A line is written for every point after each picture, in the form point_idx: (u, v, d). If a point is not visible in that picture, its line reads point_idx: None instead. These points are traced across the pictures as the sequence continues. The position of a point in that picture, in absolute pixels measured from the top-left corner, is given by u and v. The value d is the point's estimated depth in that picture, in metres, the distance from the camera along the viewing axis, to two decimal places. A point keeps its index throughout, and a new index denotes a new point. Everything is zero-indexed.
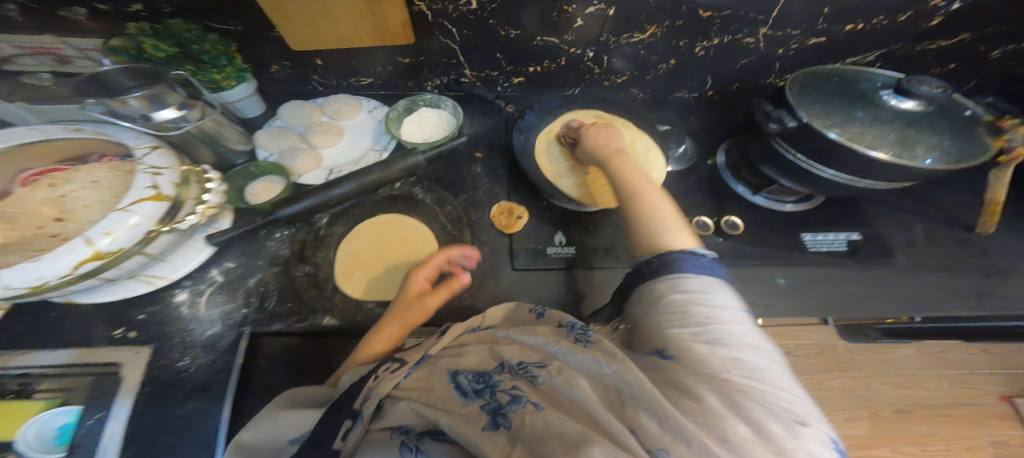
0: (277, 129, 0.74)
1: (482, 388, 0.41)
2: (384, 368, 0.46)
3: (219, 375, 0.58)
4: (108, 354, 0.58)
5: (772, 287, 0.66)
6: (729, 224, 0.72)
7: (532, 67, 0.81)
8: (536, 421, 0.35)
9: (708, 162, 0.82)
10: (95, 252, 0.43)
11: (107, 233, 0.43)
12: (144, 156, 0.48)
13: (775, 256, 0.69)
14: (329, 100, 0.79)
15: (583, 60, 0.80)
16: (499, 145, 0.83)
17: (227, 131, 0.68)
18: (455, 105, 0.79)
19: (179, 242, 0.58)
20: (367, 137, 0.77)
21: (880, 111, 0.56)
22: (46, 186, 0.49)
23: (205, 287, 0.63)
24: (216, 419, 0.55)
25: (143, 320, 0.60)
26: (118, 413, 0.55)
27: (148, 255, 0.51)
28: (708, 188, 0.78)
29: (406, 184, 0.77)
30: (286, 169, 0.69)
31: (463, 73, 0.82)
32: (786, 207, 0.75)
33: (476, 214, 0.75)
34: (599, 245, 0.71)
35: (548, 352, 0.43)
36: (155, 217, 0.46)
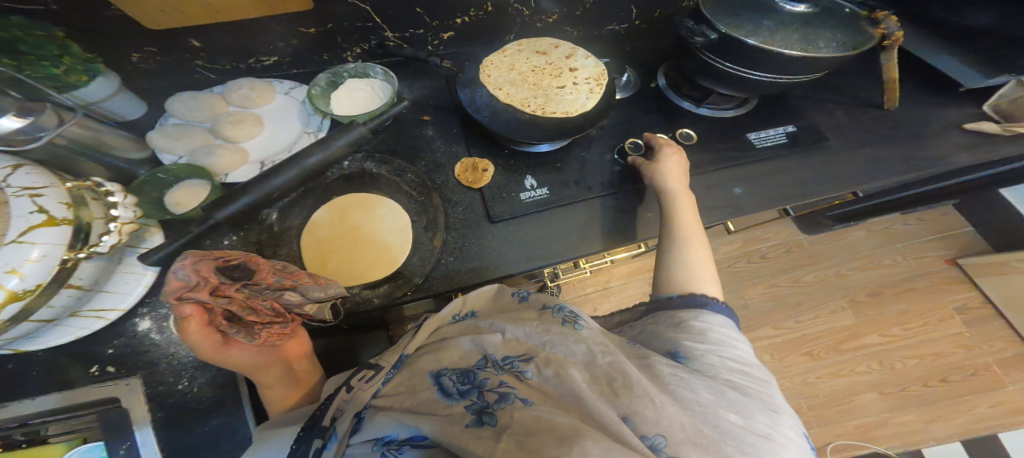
0: (174, 127, 0.69)
1: (468, 388, 0.39)
2: (358, 379, 0.48)
3: (226, 387, 0.60)
4: (97, 392, 0.58)
5: (737, 192, 0.67)
6: (683, 135, 0.71)
7: (459, 18, 0.75)
8: (526, 417, 0.33)
9: (651, 86, 0.79)
10: (9, 293, 0.40)
11: (13, 271, 0.40)
12: (7, 178, 0.43)
13: (733, 162, 0.69)
14: (231, 87, 0.73)
15: (510, 3, 0.74)
16: (446, 105, 0.79)
17: (109, 140, 0.63)
18: (384, 70, 0.76)
19: (108, 268, 0.56)
20: (294, 121, 0.73)
21: (777, 16, 0.53)
22: None
23: (166, 310, 0.62)
24: (244, 428, 0.59)
25: (114, 353, 0.59)
26: (147, 440, 0.57)
27: (78, 288, 0.51)
28: (653, 110, 0.77)
29: (355, 160, 0.73)
30: (206, 170, 0.65)
31: (384, 36, 0.76)
32: (726, 114, 0.74)
33: (441, 177, 0.72)
34: (566, 178, 0.71)
35: (538, 343, 0.42)
36: (61, 244, 0.44)
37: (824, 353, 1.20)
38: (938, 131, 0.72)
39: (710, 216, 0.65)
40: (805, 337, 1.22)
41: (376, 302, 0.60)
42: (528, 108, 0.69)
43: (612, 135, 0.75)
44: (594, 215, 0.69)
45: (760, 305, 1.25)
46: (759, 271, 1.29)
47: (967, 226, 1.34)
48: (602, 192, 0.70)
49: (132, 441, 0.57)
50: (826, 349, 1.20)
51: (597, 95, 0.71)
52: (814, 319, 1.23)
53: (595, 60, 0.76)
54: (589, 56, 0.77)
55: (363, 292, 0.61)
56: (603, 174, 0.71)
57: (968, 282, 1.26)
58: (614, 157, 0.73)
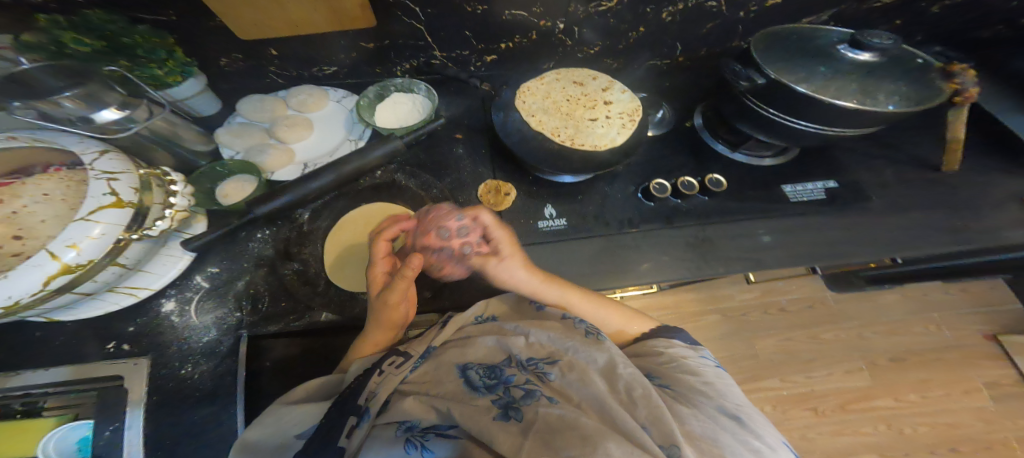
0: (239, 125, 0.74)
1: (494, 384, 0.48)
2: (390, 362, 0.50)
3: (225, 377, 0.60)
4: (106, 368, 0.59)
5: (759, 242, 0.68)
6: (712, 182, 0.71)
7: (503, 43, 0.79)
8: (550, 415, 0.43)
9: (686, 125, 0.81)
10: (63, 265, 0.43)
11: (72, 245, 0.43)
12: (93, 163, 0.48)
13: (752, 212, 0.70)
14: (292, 92, 0.78)
15: (554, 32, 0.78)
16: (477, 125, 0.82)
17: (182, 131, 0.70)
18: (427, 88, 0.79)
19: (152, 251, 0.58)
20: (339, 127, 0.78)
21: (838, 64, 0.55)
22: None
23: (191, 294, 0.64)
24: (231, 422, 0.58)
25: (133, 332, 0.61)
26: (135, 423, 0.57)
27: (123, 266, 0.53)
28: (686, 151, 0.78)
29: (387, 171, 0.77)
30: (257, 167, 0.69)
31: (433, 55, 0.80)
32: (765, 162, 0.75)
33: (463, 196, 0.74)
34: (583, 212, 0.72)
35: (560, 349, 0.52)
36: (119, 224, 0.46)
37: (831, 410, 1.16)
38: (979, 200, 0.71)
39: (733, 266, 0.66)
40: (815, 392, 1.18)
41: None
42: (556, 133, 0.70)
43: (642, 172, 0.76)
44: (609, 252, 0.68)
45: (770, 355, 1.23)
46: (776, 322, 1.27)
47: (1006, 303, 1.28)
48: (620, 228, 0.70)
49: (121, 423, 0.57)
50: (833, 407, 1.17)
51: (630, 131, 0.72)
52: (828, 376, 1.19)
53: (632, 95, 0.78)
54: (627, 90, 0.79)
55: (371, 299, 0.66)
56: (627, 209, 0.72)
57: (1006, 360, 1.21)
58: (638, 195, 0.73)
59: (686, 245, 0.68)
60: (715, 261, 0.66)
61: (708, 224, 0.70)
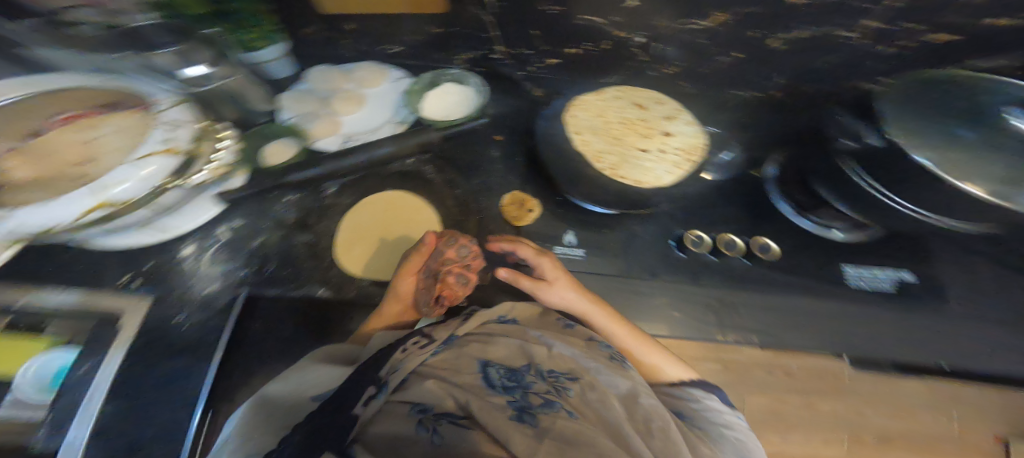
0: (300, 91, 0.73)
1: (512, 386, 0.48)
2: (413, 341, 0.53)
3: (209, 335, 0.59)
4: (113, 298, 0.58)
5: (785, 315, 0.69)
6: (761, 248, 0.70)
7: (572, 48, 0.77)
8: (566, 427, 0.43)
9: (752, 173, 0.77)
10: (102, 201, 0.42)
11: (114, 183, 0.42)
12: (163, 111, 0.49)
13: (768, 281, 0.69)
14: (355, 66, 0.76)
15: (629, 45, 0.77)
16: (521, 129, 0.79)
17: (249, 92, 0.68)
18: (481, 83, 0.77)
19: (187, 197, 0.56)
20: (387, 107, 0.74)
21: (997, 132, 0.50)
22: (80, 129, 0.47)
23: (211, 241, 0.64)
24: (198, 381, 0.57)
25: (149, 270, 0.60)
26: (110, 362, 0.56)
27: (153, 209, 0.50)
28: (740, 199, 0.75)
29: (418, 160, 0.75)
30: (303, 132, 0.68)
31: (495, 48, 0.79)
32: (831, 234, 0.71)
33: (484, 203, 0.74)
34: (607, 245, 0.71)
35: (584, 366, 0.51)
36: (165, 171, 0.45)
37: None
38: None
39: (744, 332, 0.69)
40: None
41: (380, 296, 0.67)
42: (606, 151, 0.66)
43: (686, 214, 0.73)
44: (624, 296, 0.69)
45: None
46: None
47: None
48: (641, 274, 0.70)
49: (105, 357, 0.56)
50: None
51: (682, 172, 0.66)
52: None
53: (697, 130, 0.71)
54: (693, 123, 0.72)
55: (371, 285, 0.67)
56: (653, 255, 0.71)
57: None
58: (671, 242, 0.71)
59: (707, 305, 0.69)
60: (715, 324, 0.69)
61: (739, 289, 0.69)
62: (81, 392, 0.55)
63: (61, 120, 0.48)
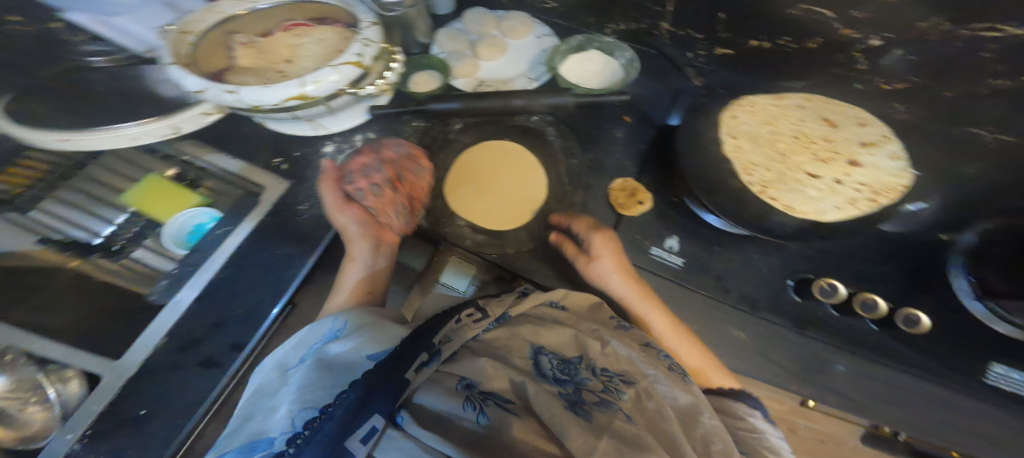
0: (456, 31, 0.87)
1: (565, 379, 0.48)
2: (467, 313, 0.51)
3: (319, 230, 0.68)
4: (259, 175, 0.70)
5: (900, 400, 0.58)
6: (908, 319, 0.58)
7: (757, 41, 0.69)
8: (621, 429, 0.43)
9: (939, 237, 0.63)
10: (304, 92, 0.58)
11: (316, 82, 0.59)
12: (364, 28, 0.65)
13: (888, 363, 0.59)
14: (508, 16, 0.87)
15: (854, 48, 0.62)
16: (651, 113, 0.77)
17: (418, 23, 0.83)
18: (629, 58, 0.78)
19: (350, 104, 0.69)
20: (524, 62, 0.85)
21: None
22: (293, 36, 0.71)
23: (348, 146, 0.75)
24: (298, 268, 0.66)
25: (297, 157, 0.72)
26: (238, 233, 0.66)
27: (329, 107, 0.66)
28: (892, 258, 0.64)
29: (542, 120, 0.76)
30: (447, 69, 0.81)
31: (658, 25, 0.78)
32: (1000, 328, 0.58)
33: (595, 179, 0.73)
34: (709, 264, 0.66)
35: (641, 371, 0.51)
36: (349, 78, 0.61)
37: None
38: None
39: (837, 400, 0.59)
40: None
41: (468, 241, 0.67)
42: (760, 164, 0.58)
43: (814, 255, 0.64)
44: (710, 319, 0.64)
45: None
46: None
47: None
48: (735, 304, 0.64)
49: (232, 228, 0.67)
50: None
51: (856, 212, 0.54)
52: None
53: (902, 169, 0.56)
54: (899, 159, 0.57)
55: (464, 229, 0.69)
56: (756, 290, 0.64)
57: None
58: (788, 282, 0.63)
59: (799, 358, 0.61)
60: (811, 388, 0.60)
61: (851, 353, 0.60)
62: (211, 249, 0.66)
63: (285, 27, 0.72)
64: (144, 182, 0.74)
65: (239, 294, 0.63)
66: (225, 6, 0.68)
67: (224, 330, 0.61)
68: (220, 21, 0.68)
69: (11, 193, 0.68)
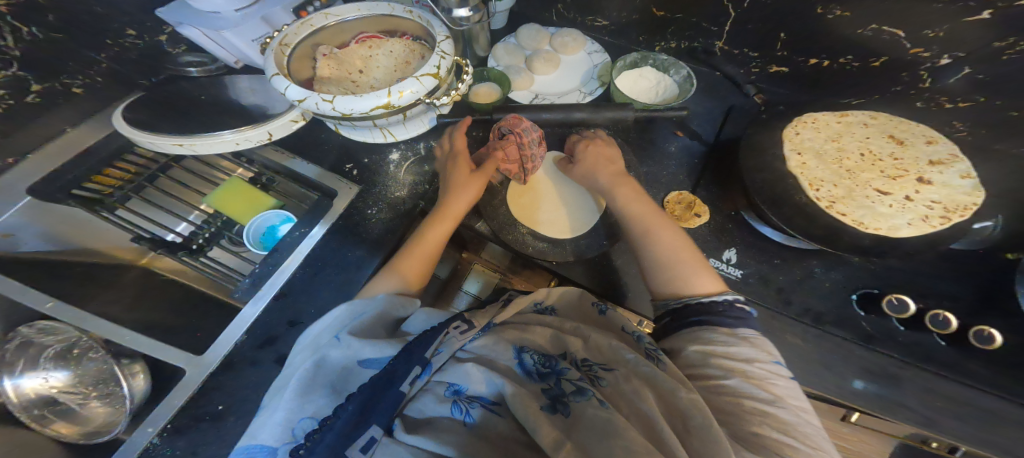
0: (513, 46, 0.92)
1: (547, 373, 0.44)
2: (454, 327, 0.46)
3: (389, 232, 0.70)
4: (333, 181, 0.73)
5: (980, 422, 0.56)
6: (978, 336, 0.58)
7: (817, 59, 0.74)
8: (598, 416, 0.39)
9: (1006, 256, 0.63)
10: (389, 102, 0.62)
11: (400, 92, 0.63)
12: (440, 42, 0.69)
13: (962, 380, 0.58)
14: (561, 33, 0.91)
15: (920, 67, 0.66)
16: (704, 129, 0.80)
17: (479, 38, 0.88)
18: (683, 74, 0.80)
19: (421, 113, 0.73)
20: (577, 78, 0.89)
21: None
22: (366, 47, 0.76)
23: (413, 154, 0.78)
24: (367, 273, 0.66)
25: (365, 164, 0.76)
26: (315, 235, 0.68)
27: (404, 116, 0.70)
28: (956, 276, 0.64)
29: (599, 133, 0.79)
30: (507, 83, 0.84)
31: (712, 43, 0.82)
32: None
33: (651, 192, 0.75)
34: (769, 276, 0.67)
35: (620, 356, 0.48)
36: (428, 89, 0.65)
37: None
38: None
39: (911, 419, 0.58)
40: None
41: (531, 249, 0.69)
42: (826, 178, 0.61)
43: (873, 270, 0.66)
44: (778, 332, 0.63)
45: None
46: None
47: None
48: (800, 315, 0.64)
49: (309, 231, 0.68)
50: None
51: (929, 227, 0.55)
52: None
53: (975, 186, 0.58)
54: (970, 177, 0.59)
55: (528, 237, 0.70)
56: (819, 303, 0.65)
57: None
58: (852, 296, 0.64)
59: (868, 372, 0.61)
60: (881, 402, 0.59)
61: (919, 369, 0.60)
62: (286, 251, 0.66)
63: (359, 38, 0.77)
64: (227, 185, 0.76)
65: (308, 293, 0.64)
66: (316, 21, 0.73)
67: (299, 328, 0.62)
68: (310, 35, 0.73)
69: (105, 192, 0.72)
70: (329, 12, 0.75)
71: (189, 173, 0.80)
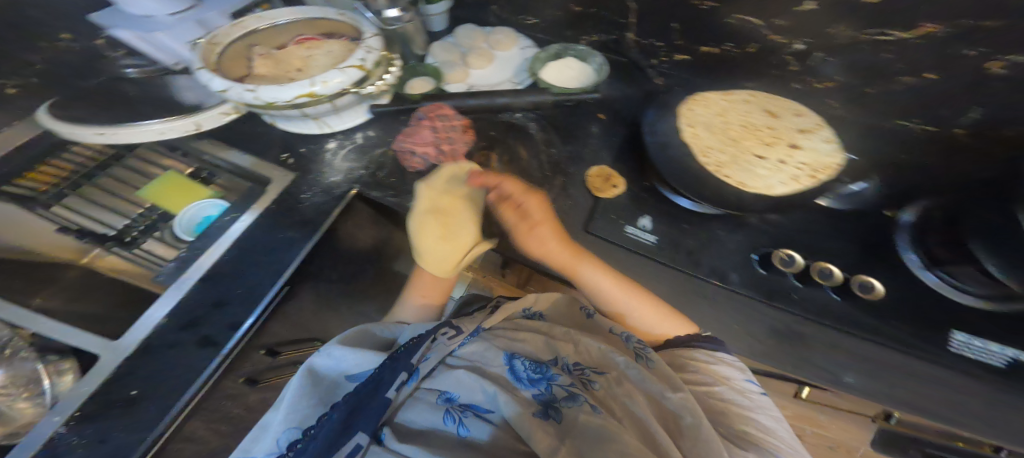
0: (449, 44, 0.97)
1: (539, 379, 0.51)
2: (442, 332, 0.53)
3: (321, 214, 0.73)
4: (268, 169, 0.77)
5: (876, 369, 0.59)
6: (861, 285, 0.63)
7: (707, 47, 0.81)
8: (587, 421, 0.45)
9: (884, 214, 0.72)
10: (312, 91, 0.66)
11: (324, 82, 0.67)
12: (368, 39, 0.73)
13: (859, 331, 0.61)
14: (494, 32, 0.98)
15: (783, 51, 0.74)
16: (624, 112, 0.85)
17: (415, 38, 0.93)
18: (600, 63, 0.87)
19: (354, 105, 0.77)
20: (510, 70, 0.94)
21: None
22: (306, 49, 0.77)
23: (349, 144, 0.82)
24: (296, 253, 0.69)
25: (302, 153, 0.79)
26: (245, 221, 0.71)
27: (333, 107, 0.73)
28: (846, 234, 0.70)
29: (526, 117, 0.85)
30: (441, 76, 0.89)
31: (626, 35, 0.89)
32: (966, 299, 0.62)
33: (574, 169, 0.79)
34: (681, 241, 0.71)
35: (610, 362, 0.56)
36: (354, 80, 0.69)
37: None
38: None
39: (817, 374, 0.59)
40: None
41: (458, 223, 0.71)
42: (716, 146, 0.67)
43: (774, 232, 0.71)
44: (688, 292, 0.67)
45: None
46: None
47: None
48: (710, 275, 0.68)
49: (239, 216, 0.72)
50: None
51: (799, 185, 0.61)
52: None
53: (834, 149, 0.66)
54: (831, 141, 0.67)
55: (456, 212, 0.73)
56: (726, 263, 0.68)
57: None
58: (752, 255, 0.69)
59: (772, 332, 0.62)
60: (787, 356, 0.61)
61: (823, 325, 0.62)
62: (217, 235, 0.70)
63: (297, 41, 0.79)
64: (165, 179, 0.80)
65: (236, 274, 0.66)
66: (250, 22, 0.78)
67: (224, 309, 0.63)
68: (242, 36, 0.77)
69: (39, 190, 0.74)
70: (262, 14, 0.79)
71: (129, 171, 0.82)
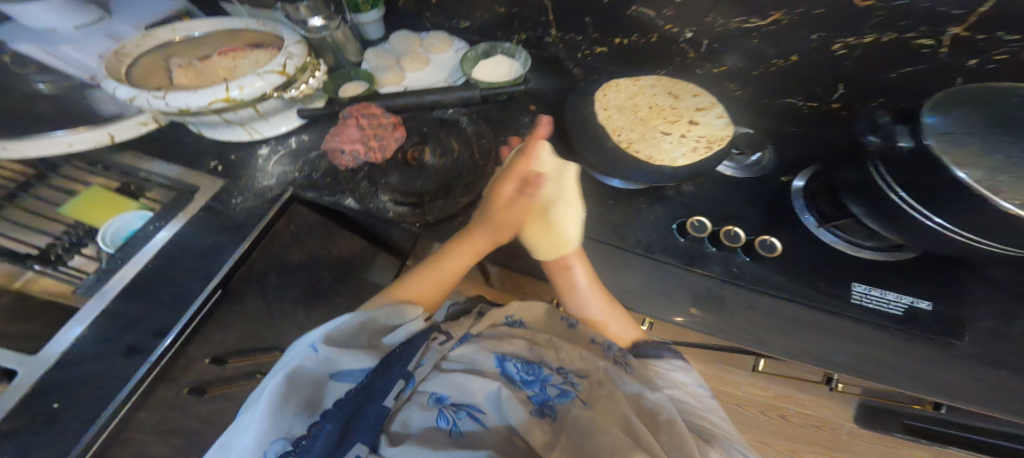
0: (384, 50, 0.98)
1: (532, 379, 0.53)
2: (434, 339, 0.57)
3: (254, 217, 0.73)
4: (200, 177, 0.77)
5: (786, 324, 0.63)
6: (765, 245, 0.68)
7: (619, 38, 0.88)
8: (575, 417, 0.49)
9: (782, 178, 0.77)
10: (227, 96, 0.67)
11: (240, 87, 0.67)
12: (289, 45, 0.74)
13: (769, 290, 0.65)
14: (428, 36, 1.00)
15: (679, 40, 0.82)
16: (552, 102, 0.89)
17: (348, 46, 0.94)
18: (525, 57, 0.91)
19: (281, 109, 0.78)
20: (443, 71, 0.97)
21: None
22: (229, 59, 0.77)
23: (282, 148, 0.82)
24: (226, 257, 0.68)
25: (232, 160, 0.80)
26: (172, 228, 0.70)
27: (258, 111, 0.74)
28: (757, 201, 0.75)
29: (457, 112, 0.87)
30: (374, 79, 0.91)
31: (548, 32, 0.94)
32: (860, 252, 0.67)
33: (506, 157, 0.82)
34: (608, 219, 0.74)
35: (595, 365, 0.58)
36: (274, 85, 0.70)
37: None
38: None
39: (734, 334, 0.62)
40: None
41: (390, 215, 0.72)
42: (627, 126, 0.71)
43: (693, 204, 0.75)
44: (614, 266, 0.70)
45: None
46: (770, 425, 1.20)
47: None
48: (635, 248, 0.71)
49: (164, 225, 0.71)
50: None
51: (698, 156, 0.66)
52: None
53: (726, 123, 0.71)
54: (723, 116, 0.72)
55: (388, 204, 0.74)
56: (649, 235, 0.72)
57: None
58: (672, 226, 0.73)
59: (694, 296, 0.66)
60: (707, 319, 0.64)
61: (735, 287, 0.66)
62: (140, 244, 0.68)
63: (222, 52, 0.78)
64: (88, 194, 0.77)
65: (163, 281, 0.66)
66: (161, 34, 0.78)
67: (150, 317, 0.62)
68: (159, 47, 0.78)
69: None
70: (178, 25, 0.79)
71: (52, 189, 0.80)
